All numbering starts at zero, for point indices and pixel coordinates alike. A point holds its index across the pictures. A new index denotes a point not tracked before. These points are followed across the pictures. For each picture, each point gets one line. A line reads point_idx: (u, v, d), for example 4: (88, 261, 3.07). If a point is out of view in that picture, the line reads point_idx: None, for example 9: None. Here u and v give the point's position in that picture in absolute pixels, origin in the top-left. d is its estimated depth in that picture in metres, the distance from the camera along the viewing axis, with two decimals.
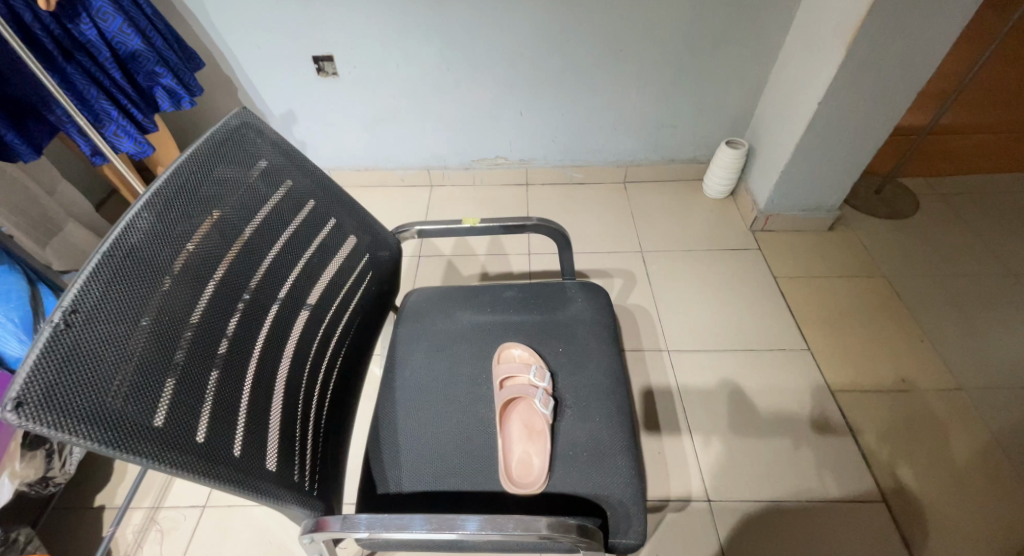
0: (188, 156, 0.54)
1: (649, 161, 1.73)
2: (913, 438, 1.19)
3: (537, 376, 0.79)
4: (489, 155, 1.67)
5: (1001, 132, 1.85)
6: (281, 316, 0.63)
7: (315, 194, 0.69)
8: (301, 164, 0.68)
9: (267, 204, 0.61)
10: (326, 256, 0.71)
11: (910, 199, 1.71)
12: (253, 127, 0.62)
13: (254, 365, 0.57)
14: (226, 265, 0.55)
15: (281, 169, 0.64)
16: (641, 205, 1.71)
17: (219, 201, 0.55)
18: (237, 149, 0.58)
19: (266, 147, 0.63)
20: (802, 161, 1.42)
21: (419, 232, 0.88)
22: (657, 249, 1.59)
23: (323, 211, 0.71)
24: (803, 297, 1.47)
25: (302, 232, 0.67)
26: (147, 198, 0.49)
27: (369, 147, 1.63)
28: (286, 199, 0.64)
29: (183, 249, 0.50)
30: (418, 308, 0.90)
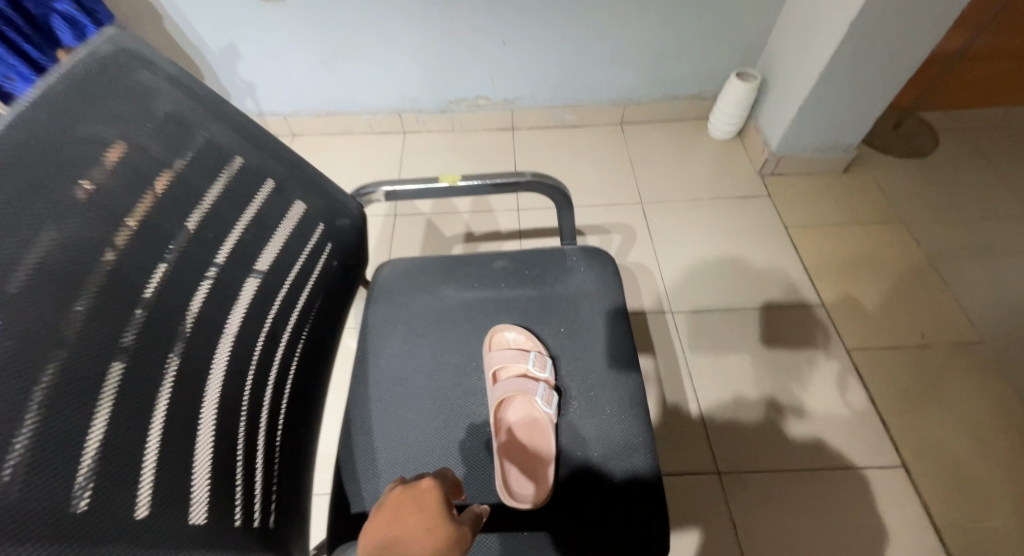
0: (40, 90, 0.35)
1: (648, 98, 1.54)
2: (934, 397, 1.12)
3: (538, 365, 0.67)
4: (469, 96, 1.47)
5: None
6: (210, 314, 0.47)
7: (241, 149, 0.52)
8: (215, 110, 0.50)
9: (174, 166, 0.44)
10: (266, 229, 0.55)
11: (929, 135, 1.57)
12: (138, 57, 0.44)
13: (171, 387, 0.42)
14: (116, 251, 0.38)
15: (188, 118, 0.47)
16: (640, 150, 1.54)
17: (98, 165, 0.37)
18: (116, 87, 0.40)
19: (163, 87, 0.45)
20: (825, 95, 1.25)
21: (389, 194, 0.72)
22: (658, 199, 1.44)
23: (255, 171, 0.54)
24: (816, 248, 1.35)
25: (229, 201, 0.50)
26: None
27: (329, 88, 1.41)
28: (201, 158, 0.47)
29: (43, 234, 0.33)
30: (391, 285, 0.76)
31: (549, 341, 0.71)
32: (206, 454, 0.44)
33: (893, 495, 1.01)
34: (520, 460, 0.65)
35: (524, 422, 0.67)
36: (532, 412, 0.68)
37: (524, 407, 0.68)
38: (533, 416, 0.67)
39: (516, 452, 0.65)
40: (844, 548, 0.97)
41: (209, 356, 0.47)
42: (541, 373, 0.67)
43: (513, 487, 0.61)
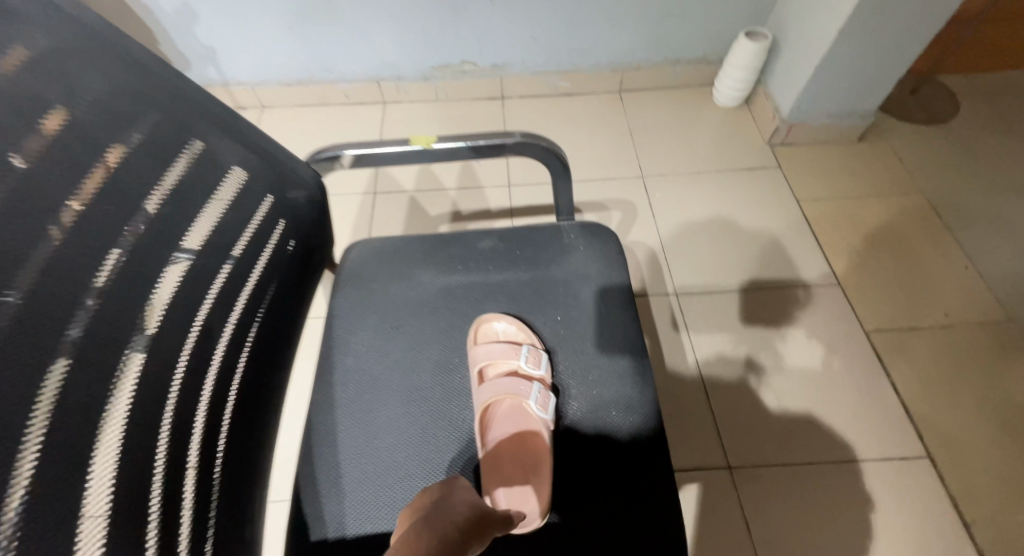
0: None
1: (648, 63, 1.42)
2: (959, 380, 1.04)
3: (529, 361, 0.57)
4: (454, 61, 1.35)
5: None
6: (122, 308, 0.36)
7: (152, 104, 0.40)
8: (117, 52, 0.38)
9: (57, 112, 0.32)
10: (197, 200, 0.44)
11: (949, 100, 1.47)
12: None
13: (65, 396, 0.30)
14: None
15: (78, 54, 0.34)
16: (639, 119, 1.43)
17: None
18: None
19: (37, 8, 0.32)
20: (847, 53, 1.14)
21: (357, 158, 0.61)
22: (660, 172, 1.34)
23: (171, 133, 0.41)
24: (831, 223, 1.25)
25: (132, 168, 0.38)
26: None
27: (299, 54, 1.28)
28: (101, 108, 0.35)
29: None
30: (361, 268, 0.65)
31: (548, 332, 0.61)
32: (110, 500, 0.32)
33: (918, 488, 0.94)
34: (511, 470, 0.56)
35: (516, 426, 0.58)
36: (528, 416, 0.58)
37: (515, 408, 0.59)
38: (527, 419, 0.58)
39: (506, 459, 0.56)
40: (866, 547, 0.89)
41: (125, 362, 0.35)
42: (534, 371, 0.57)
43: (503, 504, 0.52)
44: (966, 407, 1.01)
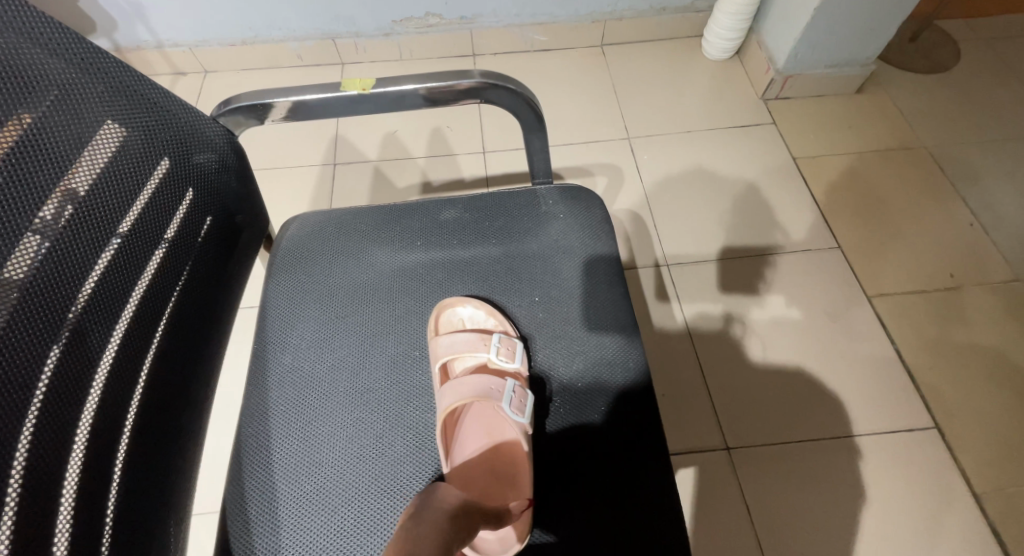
0: None
1: (632, 13, 1.30)
2: (968, 345, 0.98)
3: (502, 352, 0.48)
4: (417, 15, 1.21)
5: None
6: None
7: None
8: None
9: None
10: (53, 162, 0.33)
11: (951, 46, 1.37)
12: None
13: None
14: None
15: None
16: (623, 76, 1.32)
17: None
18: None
19: None
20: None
21: (297, 105, 0.50)
22: (646, 132, 1.24)
23: (19, 73, 0.31)
24: (830, 181, 1.17)
25: None
26: None
27: (241, 8, 1.13)
28: None
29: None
30: (301, 248, 0.55)
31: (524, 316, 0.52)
32: None
33: (925, 461, 0.88)
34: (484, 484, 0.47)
35: (488, 428, 0.50)
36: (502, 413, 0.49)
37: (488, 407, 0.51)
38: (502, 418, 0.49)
39: (478, 470, 0.47)
40: (873, 526, 0.84)
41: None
42: (509, 364, 0.48)
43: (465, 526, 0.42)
44: (974, 372, 0.96)
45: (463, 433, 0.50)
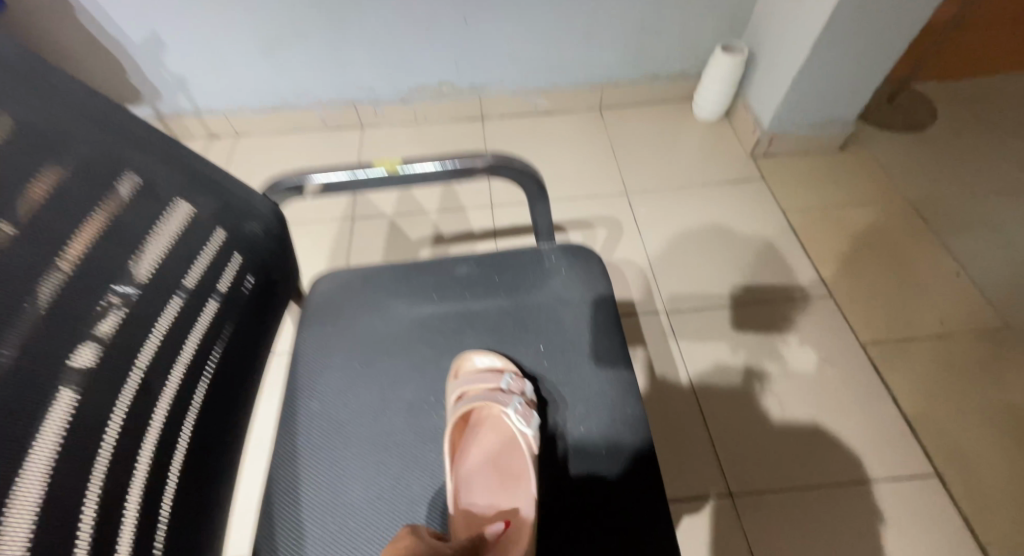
0: None
1: (628, 80, 1.42)
2: (959, 388, 1.01)
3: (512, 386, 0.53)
4: (431, 83, 1.33)
5: None
6: (27, 364, 0.30)
7: (83, 135, 0.37)
8: (35, 85, 0.34)
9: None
10: (135, 235, 0.40)
11: (928, 106, 1.47)
12: None
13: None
14: None
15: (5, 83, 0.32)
16: (620, 136, 1.42)
17: None
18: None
19: None
20: (826, 56, 1.12)
21: (324, 188, 0.58)
22: (644, 188, 1.32)
23: (108, 164, 0.39)
24: (819, 233, 1.24)
25: (72, 203, 0.35)
26: None
27: (273, 78, 1.25)
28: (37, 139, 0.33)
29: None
30: (328, 303, 0.61)
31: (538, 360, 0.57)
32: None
33: (925, 507, 0.90)
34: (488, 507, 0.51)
35: (499, 454, 0.54)
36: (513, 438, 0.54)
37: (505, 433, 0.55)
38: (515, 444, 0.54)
39: (484, 494, 0.52)
40: None
41: (33, 421, 0.30)
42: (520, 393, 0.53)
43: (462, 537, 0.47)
44: (968, 418, 0.98)
45: (477, 458, 0.54)
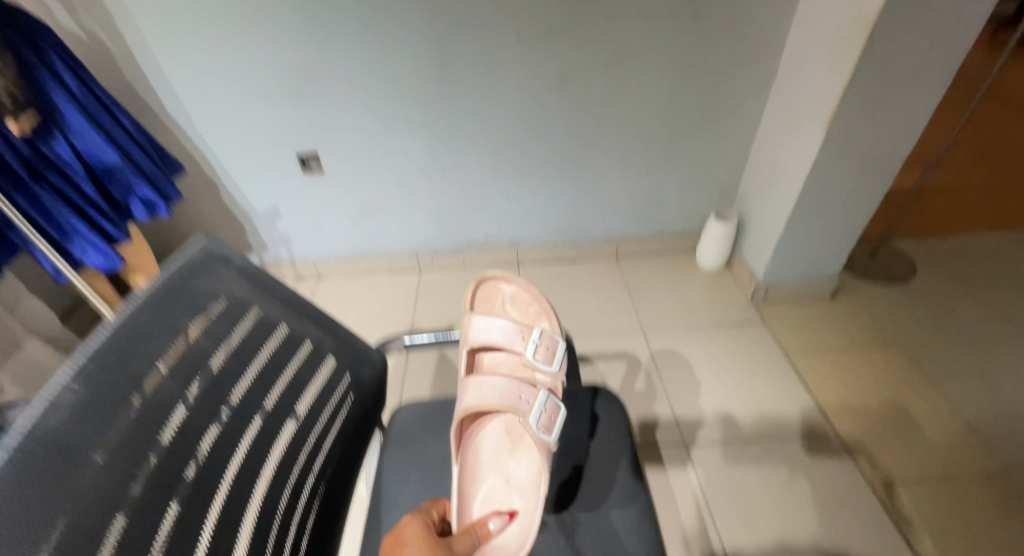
0: (147, 293, 0.37)
1: (639, 237, 1.70)
2: (970, 533, 1.07)
3: (538, 352, 0.61)
4: (478, 238, 1.60)
5: (991, 194, 1.78)
6: (262, 522, 0.41)
7: (301, 331, 0.50)
8: (275, 298, 0.49)
9: (231, 384, 0.41)
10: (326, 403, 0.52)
11: (907, 264, 1.63)
12: (220, 263, 0.44)
13: None
14: (203, 435, 0.37)
15: (256, 305, 0.45)
16: (636, 282, 1.66)
17: (193, 359, 0.38)
18: (179, 304, 0.39)
19: (234, 280, 0.44)
20: (798, 242, 1.28)
21: (407, 346, 0.78)
22: (659, 329, 1.52)
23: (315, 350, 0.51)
24: (818, 373, 1.38)
25: (294, 387, 0.47)
26: (83, 360, 0.31)
27: (354, 236, 1.53)
28: (277, 346, 0.46)
29: (90, 462, 0.29)
30: (407, 430, 0.80)
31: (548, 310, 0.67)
32: None
33: None
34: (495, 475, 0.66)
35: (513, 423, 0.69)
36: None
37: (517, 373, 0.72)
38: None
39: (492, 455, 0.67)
40: None
41: None
42: (547, 366, 0.61)
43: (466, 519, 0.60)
44: None
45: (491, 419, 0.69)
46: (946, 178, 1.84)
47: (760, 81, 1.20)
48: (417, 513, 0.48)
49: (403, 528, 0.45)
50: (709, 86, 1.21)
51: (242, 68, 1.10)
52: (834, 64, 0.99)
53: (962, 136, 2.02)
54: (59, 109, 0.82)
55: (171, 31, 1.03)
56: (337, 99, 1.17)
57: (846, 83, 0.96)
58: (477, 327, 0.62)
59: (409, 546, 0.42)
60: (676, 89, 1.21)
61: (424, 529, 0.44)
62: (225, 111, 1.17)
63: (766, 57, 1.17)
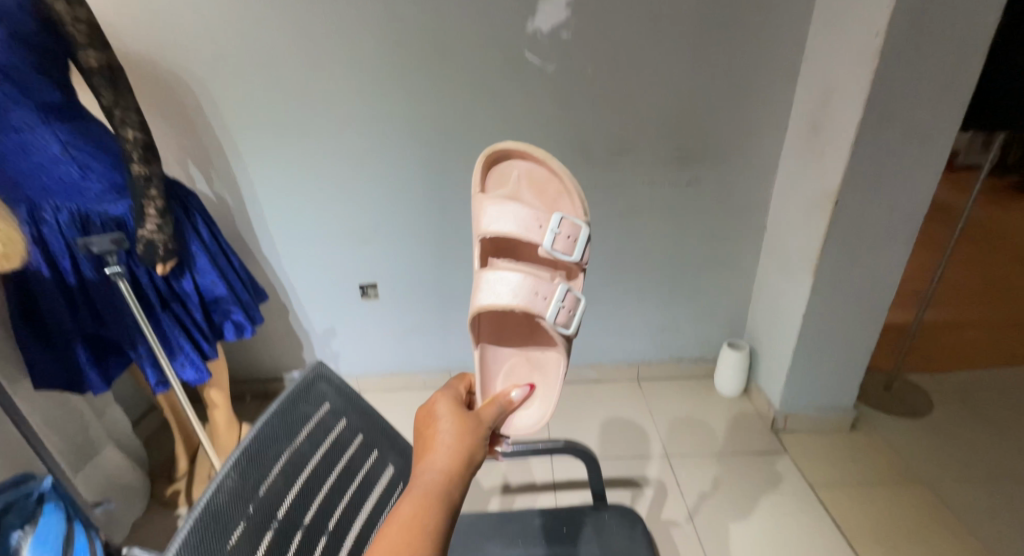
0: (278, 407, 0.54)
1: (660, 361, 1.79)
2: None
3: (558, 243, 0.68)
4: None
5: (991, 328, 1.82)
6: None
7: (373, 442, 0.65)
8: (359, 413, 0.64)
9: (319, 480, 0.55)
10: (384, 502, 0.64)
11: (923, 396, 1.62)
12: (326, 383, 0.61)
13: None
14: (298, 518, 0.51)
15: (344, 417, 0.61)
16: (657, 403, 1.73)
17: (298, 460, 0.53)
18: (292, 420, 0.54)
19: (333, 398, 0.61)
20: (805, 373, 1.38)
21: None
22: (683, 455, 1.53)
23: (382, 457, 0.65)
24: (851, 516, 1.32)
25: (363, 486, 0.61)
26: (238, 456, 0.47)
27: (396, 354, 1.61)
28: (354, 451, 0.61)
29: (230, 537, 0.43)
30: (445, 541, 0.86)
31: (562, 188, 0.73)
32: None
33: None
34: (513, 354, 0.77)
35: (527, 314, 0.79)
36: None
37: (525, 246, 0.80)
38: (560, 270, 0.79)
39: (509, 338, 0.78)
40: None
41: None
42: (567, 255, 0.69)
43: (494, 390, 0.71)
44: None
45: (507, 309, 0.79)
46: (943, 313, 1.91)
47: (758, 233, 1.41)
48: (443, 392, 0.58)
49: (433, 403, 0.54)
50: (710, 237, 1.41)
51: (321, 215, 1.35)
52: (812, 224, 1.19)
53: (959, 270, 2.11)
54: (192, 255, 1.03)
55: (274, 190, 1.31)
56: (392, 239, 1.39)
57: (822, 241, 1.15)
58: (494, 217, 0.70)
59: (441, 416, 0.52)
60: (685, 237, 1.41)
61: (452, 404, 0.54)
62: (305, 251, 1.41)
63: (759, 212, 1.37)
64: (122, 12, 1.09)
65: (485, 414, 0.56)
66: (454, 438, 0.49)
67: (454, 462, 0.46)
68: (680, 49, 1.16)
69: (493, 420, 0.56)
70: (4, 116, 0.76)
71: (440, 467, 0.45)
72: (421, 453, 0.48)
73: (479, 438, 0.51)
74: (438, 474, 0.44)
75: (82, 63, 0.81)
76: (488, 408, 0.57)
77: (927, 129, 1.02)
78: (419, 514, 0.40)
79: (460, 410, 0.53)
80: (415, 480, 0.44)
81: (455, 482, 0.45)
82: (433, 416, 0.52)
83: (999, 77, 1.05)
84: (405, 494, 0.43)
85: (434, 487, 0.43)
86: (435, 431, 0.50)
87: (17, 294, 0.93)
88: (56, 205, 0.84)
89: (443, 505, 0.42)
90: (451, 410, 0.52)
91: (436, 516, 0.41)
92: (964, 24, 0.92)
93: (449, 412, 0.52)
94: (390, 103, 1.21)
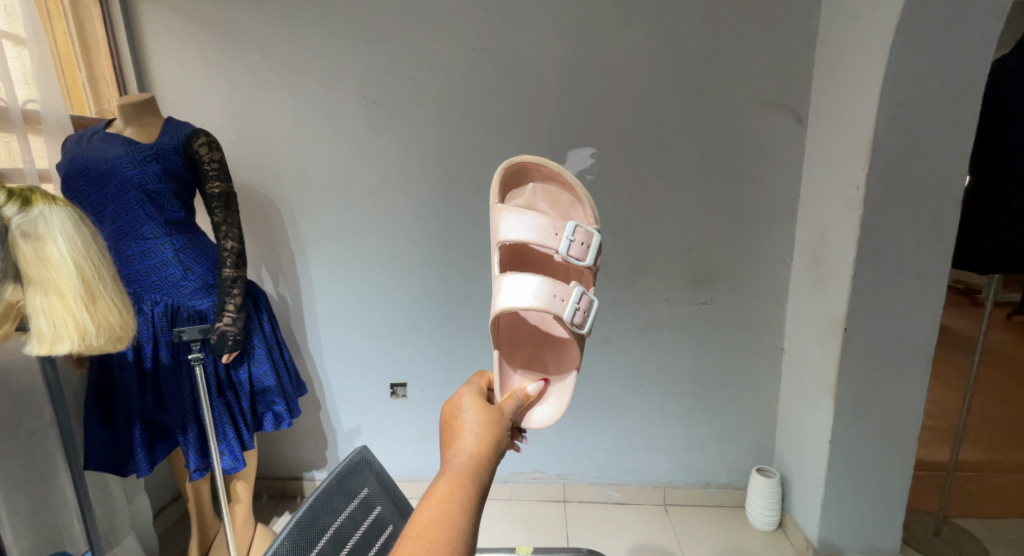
0: (324, 488, 0.65)
1: (685, 484, 1.61)
2: None
3: (572, 249, 0.77)
4: (527, 468, 1.64)
5: None
6: None
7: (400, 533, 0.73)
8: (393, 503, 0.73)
9: None
10: None
11: (978, 544, 1.41)
12: (369, 467, 0.72)
13: None
14: None
15: (377, 503, 0.71)
16: (686, 534, 1.50)
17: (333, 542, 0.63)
18: (333, 504, 0.65)
19: (373, 484, 0.71)
20: (841, 510, 1.31)
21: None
22: None
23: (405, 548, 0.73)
24: None
25: None
26: (286, 532, 0.59)
27: (417, 458, 1.61)
28: (381, 539, 0.70)
29: None
30: None
31: (573, 198, 0.85)
32: None
33: None
34: (527, 355, 0.85)
35: (540, 317, 0.88)
36: (565, 271, 0.88)
37: (537, 256, 0.89)
38: (570, 276, 0.88)
39: (523, 341, 0.87)
40: None
41: None
42: (580, 259, 0.78)
43: (512, 386, 0.78)
44: None
45: (522, 315, 0.88)
46: (975, 451, 1.79)
47: (772, 354, 1.45)
48: (467, 388, 0.68)
49: (459, 398, 0.65)
50: (727, 356, 1.46)
51: (362, 315, 1.48)
52: (825, 350, 1.24)
53: (986, 407, 2.04)
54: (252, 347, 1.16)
55: (329, 292, 1.47)
56: (422, 340, 1.49)
57: (837, 364, 1.19)
58: (512, 226, 0.79)
59: (467, 409, 0.62)
60: (701, 354, 1.46)
61: (476, 399, 0.64)
62: (342, 347, 1.52)
63: (772, 334, 1.43)
64: (232, 148, 1.36)
65: (504, 408, 0.66)
66: (480, 423, 0.60)
67: (480, 447, 0.57)
68: (691, 191, 1.33)
69: (512, 411, 0.66)
70: (138, 228, 0.98)
71: (469, 452, 0.56)
72: (452, 440, 0.59)
73: (500, 428, 0.61)
74: (468, 458, 0.55)
75: (207, 189, 1.03)
76: (505, 402, 0.67)
77: (920, 269, 1.11)
78: (454, 492, 0.51)
79: (482, 404, 0.63)
80: (448, 463, 0.55)
81: (483, 463, 0.56)
82: (459, 409, 0.62)
83: (984, 223, 1.16)
84: (442, 473, 0.54)
85: (465, 469, 0.54)
86: (462, 422, 0.60)
87: (97, 376, 1.06)
88: (155, 298, 1.02)
89: (471, 483, 0.53)
90: (475, 405, 0.63)
91: (467, 490, 0.52)
92: (934, 178, 1.07)
93: (473, 406, 0.62)
94: (434, 224, 1.39)
